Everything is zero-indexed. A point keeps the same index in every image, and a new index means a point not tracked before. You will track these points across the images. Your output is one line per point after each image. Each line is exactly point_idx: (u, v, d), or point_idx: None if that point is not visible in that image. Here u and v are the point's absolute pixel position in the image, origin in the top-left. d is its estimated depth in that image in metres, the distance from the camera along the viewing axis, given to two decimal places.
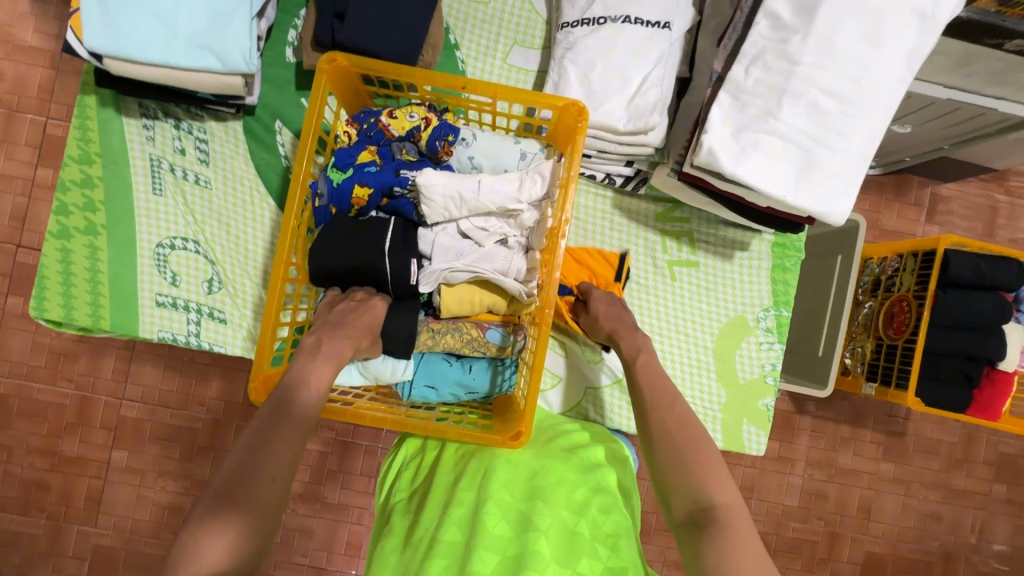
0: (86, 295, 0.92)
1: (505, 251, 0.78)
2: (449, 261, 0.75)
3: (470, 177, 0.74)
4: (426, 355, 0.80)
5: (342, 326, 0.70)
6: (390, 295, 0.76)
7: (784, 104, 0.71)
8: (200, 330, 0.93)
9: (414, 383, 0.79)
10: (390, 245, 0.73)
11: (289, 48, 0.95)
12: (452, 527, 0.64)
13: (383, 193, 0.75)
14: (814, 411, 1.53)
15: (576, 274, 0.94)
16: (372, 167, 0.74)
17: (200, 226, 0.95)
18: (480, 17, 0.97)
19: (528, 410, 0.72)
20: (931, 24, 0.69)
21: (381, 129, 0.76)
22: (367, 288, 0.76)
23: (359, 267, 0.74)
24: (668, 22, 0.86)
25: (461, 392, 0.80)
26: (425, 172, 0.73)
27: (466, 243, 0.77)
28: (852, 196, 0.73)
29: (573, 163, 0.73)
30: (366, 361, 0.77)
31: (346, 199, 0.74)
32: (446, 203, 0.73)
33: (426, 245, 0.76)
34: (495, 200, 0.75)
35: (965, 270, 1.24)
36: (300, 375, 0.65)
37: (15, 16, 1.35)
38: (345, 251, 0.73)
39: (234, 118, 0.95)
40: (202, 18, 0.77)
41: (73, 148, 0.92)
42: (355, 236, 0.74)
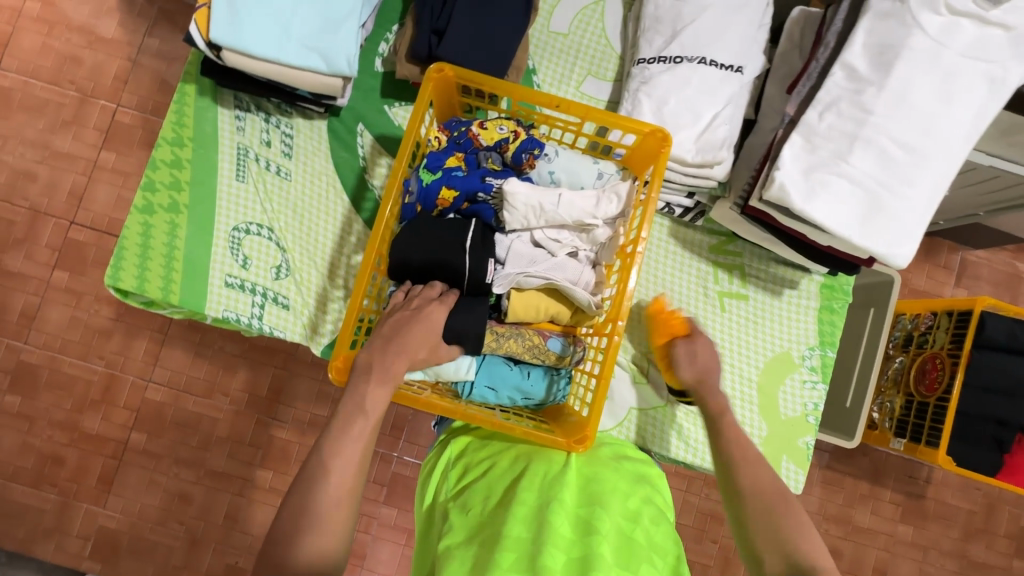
0: (160, 270, 0.95)
1: (575, 263, 0.81)
2: (523, 266, 0.79)
3: (552, 190, 0.78)
4: (488, 356, 0.82)
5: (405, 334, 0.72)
6: (464, 293, 0.79)
7: (855, 148, 0.75)
8: (263, 313, 0.96)
9: (475, 383, 0.81)
10: (471, 246, 0.77)
11: (378, 59, 1.01)
12: (517, 523, 0.63)
13: (467, 197, 0.80)
14: (829, 463, 1.55)
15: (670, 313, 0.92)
16: (460, 172, 0.79)
17: (276, 214, 0.99)
18: (558, 47, 1.04)
19: (594, 415, 0.75)
20: (999, 88, 0.73)
21: (472, 138, 0.80)
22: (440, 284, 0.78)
23: (438, 262, 0.77)
24: (741, 66, 0.92)
25: (518, 396, 0.82)
26: (511, 181, 0.78)
27: (539, 250, 0.81)
28: (915, 239, 0.76)
29: (653, 186, 0.77)
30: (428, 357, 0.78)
31: (432, 199, 0.79)
32: (527, 212, 0.78)
33: (502, 250, 0.81)
34: (573, 214, 0.79)
35: (1001, 331, 1.28)
36: (351, 406, 0.66)
37: (101, 13, 1.48)
38: (429, 247, 0.77)
39: (320, 117, 1.01)
40: (316, 23, 0.83)
41: (168, 131, 0.98)
42: (440, 235, 0.77)
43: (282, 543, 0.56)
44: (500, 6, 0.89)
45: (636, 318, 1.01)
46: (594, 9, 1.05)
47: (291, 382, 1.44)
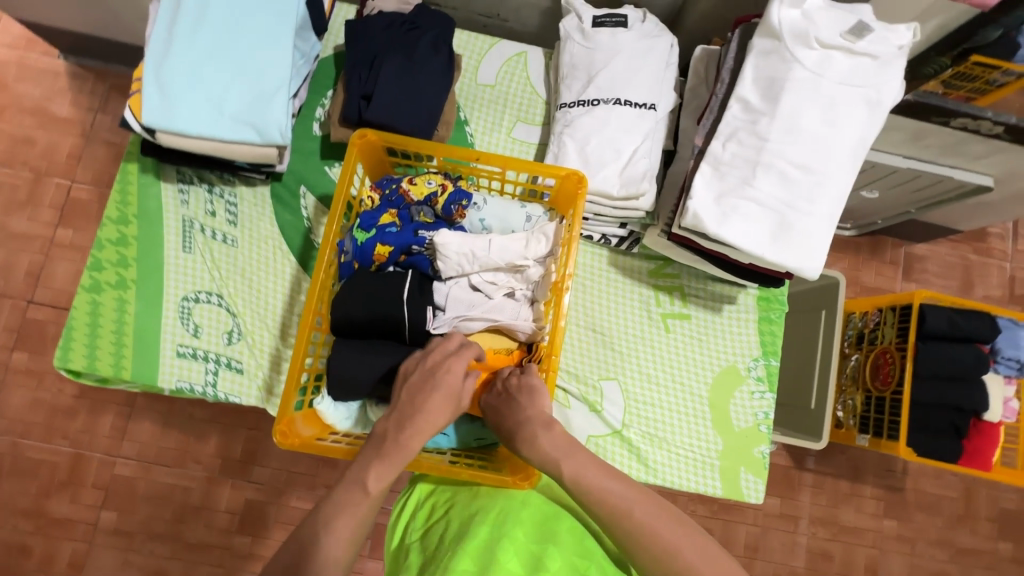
0: (111, 346, 0.96)
1: (513, 304, 0.85)
2: (462, 310, 0.83)
3: (482, 236, 0.82)
4: None
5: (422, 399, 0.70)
6: (407, 343, 0.82)
7: (758, 173, 0.81)
8: (217, 379, 0.97)
9: None
10: (408, 297, 0.80)
11: (316, 123, 1.06)
12: (468, 559, 0.65)
13: (402, 251, 0.83)
14: (814, 467, 1.61)
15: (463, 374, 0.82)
16: (393, 228, 0.83)
17: (224, 280, 1.01)
18: (487, 98, 1.10)
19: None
20: (876, 107, 0.80)
21: (403, 194, 0.85)
22: (385, 336, 0.81)
23: (377, 317, 0.79)
24: (654, 103, 0.98)
25: (471, 439, 0.86)
26: (441, 232, 0.81)
27: (477, 294, 0.84)
28: (824, 251, 0.82)
29: (574, 224, 0.83)
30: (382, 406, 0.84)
31: (368, 256, 0.83)
32: (460, 259, 0.81)
33: (440, 297, 0.83)
34: (504, 257, 0.83)
35: (940, 322, 1.36)
36: (352, 483, 0.65)
37: (53, 93, 1.52)
38: (366, 302, 0.79)
39: (263, 184, 1.04)
40: (246, 98, 0.87)
41: (111, 210, 1.00)
42: (378, 290, 0.80)
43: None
44: (422, 66, 0.95)
45: (585, 346, 1.04)
46: (518, 60, 1.12)
47: (265, 442, 1.43)
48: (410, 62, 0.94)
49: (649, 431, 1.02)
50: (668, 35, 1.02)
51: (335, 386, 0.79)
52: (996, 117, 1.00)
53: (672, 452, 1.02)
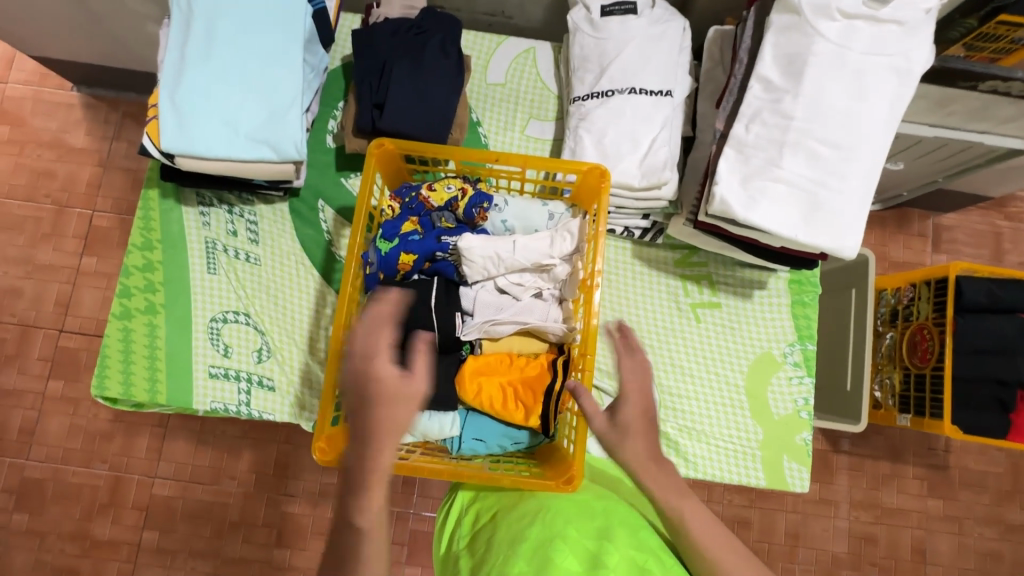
0: (145, 371, 0.97)
1: (542, 303, 0.85)
2: (491, 313, 0.83)
3: (505, 238, 0.83)
4: (472, 411, 0.83)
5: (368, 441, 0.58)
6: (439, 350, 0.81)
7: (785, 154, 0.78)
8: (250, 398, 0.98)
9: (462, 437, 0.82)
10: (436, 304, 0.81)
11: (329, 136, 1.06)
12: (521, 564, 0.63)
13: (426, 257, 0.83)
14: (850, 449, 1.57)
15: (493, 391, 0.80)
16: (416, 235, 0.83)
17: (250, 299, 1.01)
18: (497, 97, 1.09)
19: (577, 452, 0.76)
20: (906, 77, 0.77)
21: (423, 201, 0.85)
22: (416, 345, 0.81)
23: (407, 326, 0.79)
24: (669, 90, 0.96)
25: (508, 442, 0.83)
26: (465, 238, 0.82)
27: (504, 296, 0.84)
28: (858, 229, 0.79)
29: (599, 219, 0.81)
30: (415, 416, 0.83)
31: (393, 265, 0.83)
32: (485, 262, 0.82)
33: (468, 302, 0.85)
34: (529, 257, 0.83)
35: (978, 293, 1.32)
36: (341, 530, 0.58)
37: (70, 124, 1.55)
38: (395, 311, 0.79)
39: (281, 200, 1.04)
40: (260, 116, 0.86)
41: (136, 236, 1.01)
42: (407, 298, 0.80)
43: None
44: (431, 69, 0.94)
45: (614, 341, 1.02)
46: (526, 57, 1.10)
47: (297, 456, 1.43)
48: (419, 67, 0.93)
49: (685, 425, 1.00)
50: (679, 19, 0.99)
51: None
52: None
53: (711, 445, 1.00)
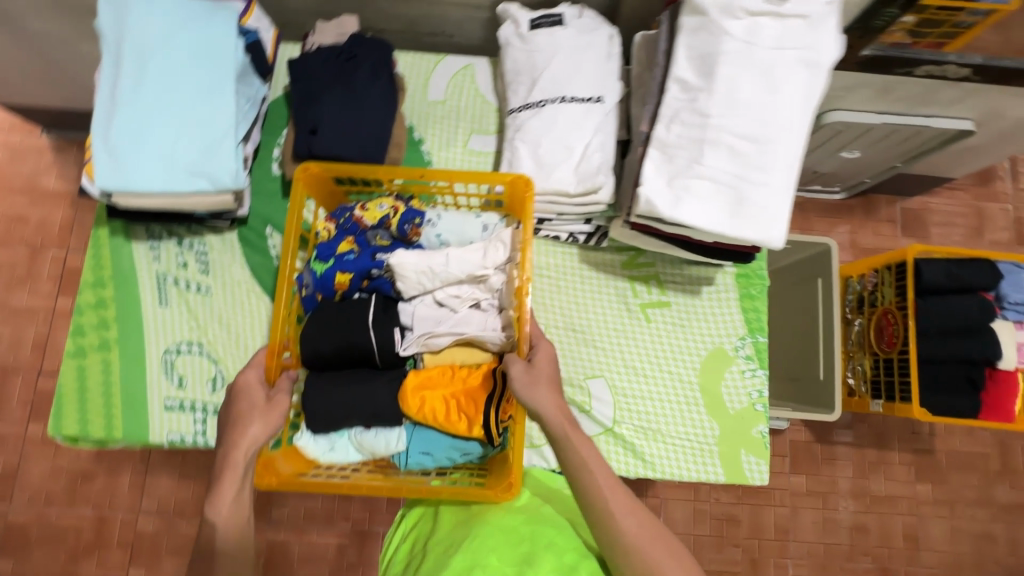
0: (102, 408, 0.98)
1: (480, 314, 0.86)
2: (429, 327, 0.83)
3: (439, 252, 0.84)
4: (419, 425, 0.82)
5: (236, 428, 0.73)
6: (382, 367, 0.82)
7: (706, 151, 0.80)
8: (207, 427, 0.98)
9: (409, 452, 0.82)
10: (373, 322, 0.82)
11: (274, 163, 1.07)
12: None
13: (362, 275, 0.85)
14: (852, 441, 1.57)
15: (435, 404, 0.79)
16: (350, 255, 0.85)
17: (202, 329, 1.02)
18: (440, 115, 1.11)
19: (517, 459, 0.79)
20: (817, 68, 0.78)
21: (356, 220, 0.88)
22: (356, 362, 0.83)
23: (346, 345, 0.81)
24: (600, 96, 0.98)
25: (456, 454, 0.82)
26: (397, 254, 0.83)
27: (442, 309, 0.85)
28: (784, 220, 0.80)
29: (525, 232, 0.83)
30: (361, 434, 0.83)
31: (329, 284, 0.86)
32: (420, 277, 0.83)
33: (407, 317, 0.85)
34: (464, 269, 0.83)
35: (938, 275, 1.33)
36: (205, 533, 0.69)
37: (40, 167, 1.57)
38: (331, 331, 0.81)
39: (230, 229, 1.05)
40: (193, 148, 0.88)
41: (88, 275, 1.02)
42: (342, 316, 0.82)
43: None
44: (365, 93, 0.96)
45: (566, 347, 1.03)
46: (465, 73, 1.12)
47: None
48: (351, 92, 0.95)
49: (642, 425, 1.00)
50: (606, 27, 1.01)
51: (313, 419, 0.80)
52: (961, 59, 0.99)
53: (669, 444, 1.00)
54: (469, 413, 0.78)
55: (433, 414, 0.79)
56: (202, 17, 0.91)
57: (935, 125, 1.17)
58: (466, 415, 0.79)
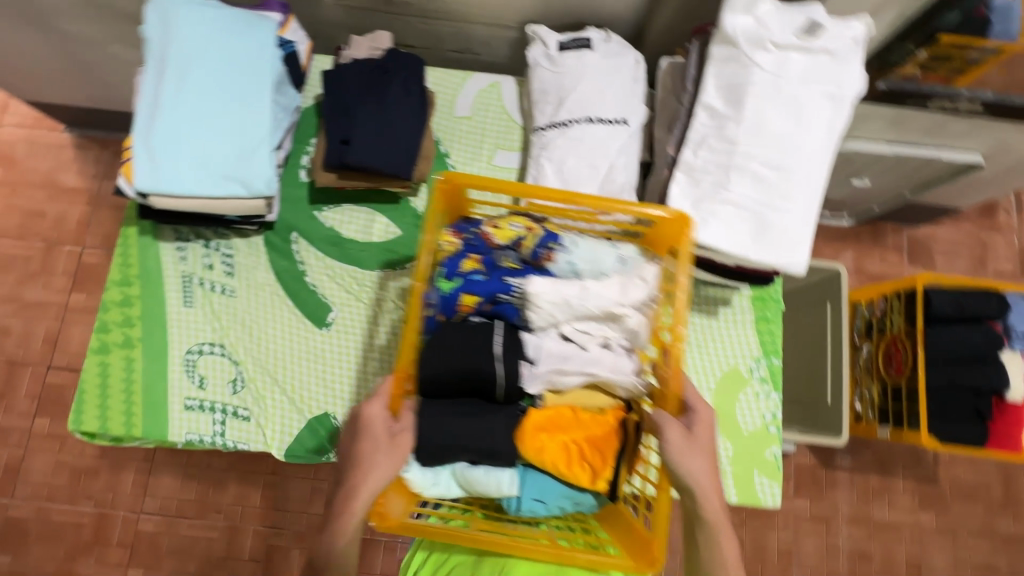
0: (122, 405, 0.99)
1: (612, 355, 0.77)
2: (555, 363, 0.75)
3: (574, 282, 0.77)
4: (532, 468, 0.75)
5: (360, 467, 0.67)
6: (501, 402, 0.74)
7: (731, 177, 0.82)
8: (225, 428, 0.99)
9: (521, 499, 0.74)
10: (502, 351, 0.74)
11: (302, 170, 1.09)
12: None
13: (488, 300, 0.78)
14: (850, 466, 1.57)
15: (557, 451, 0.72)
16: (479, 275, 0.80)
17: (225, 331, 1.03)
18: (466, 130, 1.14)
19: (656, 534, 0.70)
20: (840, 102, 0.81)
21: (485, 238, 0.82)
22: (471, 393, 0.74)
23: (467, 374, 0.73)
24: (624, 119, 1.00)
25: (569, 504, 0.75)
26: (533, 280, 0.77)
27: (569, 345, 0.76)
28: (807, 247, 0.82)
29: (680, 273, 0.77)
30: (468, 471, 0.74)
31: (454, 305, 0.79)
32: (553, 308, 0.76)
33: (532, 350, 0.76)
34: (601, 303, 0.77)
35: (946, 304, 1.35)
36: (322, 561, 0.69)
37: (60, 164, 1.59)
38: (457, 357, 0.73)
39: (256, 233, 1.07)
40: (230, 154, 0.90)
41: (115, 273, 1.04)
42: (468, 340, 0.74)
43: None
44: (397, 108, 0.98)
45: None
46: (491, 90, 1.15)
47: (282, 487, 1.43)
48: (382, 107, 0.98)
49: None
50: (632, 53, 1.04)
51: (420, 450, 0.71)
52: (971, 95, 1.04)
53: None
54: (599, 466, 0.72)
55: (558, 464, 0.72)
56: (245, 28, 0.94)
57: (945, 156, 1.19)
58: (598, 470, 0.72)
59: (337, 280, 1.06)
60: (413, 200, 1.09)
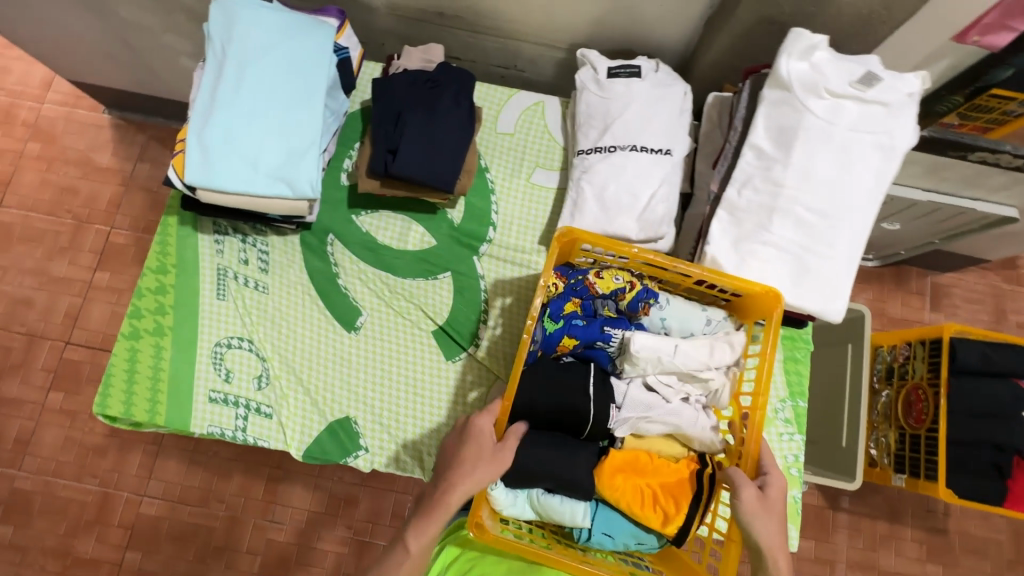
0: (147, 392, 1.00)
1: (691, 409, 0.82)
2: (641, 411, 0.81)
3: (668, 340, 0.82)
4: (603, 503, 0.82)
5: (460, 469, 0.73)
6: (584, 439, 0.82)
7: (775, 219, 0.82)
8: (247, 424, 0.99)
9: (592, 530, 0.82)
10: (594, 393, 0.81)
11: (344, 173, 1.11)
12: None
13: (586, 344, 0.84)
14: (850, 507, 1.56)
15: (629, 490, 0.79)
16: (580, 321, 0.84)
17: (255, 326, 1.04)
18: (507, 146, 1.15)
19: None
20: (891, 153, 0.80)
21: (589, 286, 0.85)
22: (564, 426, 0.82)
23: (563, 409, 0.80)
24: (669, 149, 1.01)
25: (633, 542, 0.82)
26: (631, 334, 0.82)
27: (654, 395, 0.82)
28: (846, 294, 0.82)
29: (769, 348, 0.80)
30: (545, 498, 0.81)
31: (554, 345, 0.84)
32: (647, 361, 0.81)
33: (618, 394, 0.82)
34: (689, 362, 0.82)
35: (972, 355, 1.33)
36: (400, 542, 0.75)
37: (97, 144, 1.62)
38: (553, 395, 0.80)
39: (293, 233, 1.08)
40: (279, 156, 0.91)
41: (152, 260, 1.05)
42: (564, 381, 0.81)
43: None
44: (445, 122, 1.00)
45: None
46: (535, 109, 1.16)
47: (287, 482, 1.43)
48: (431, 120, 0.99)
49: None
50: (680, 84, 1.05)
51: (511, 473, 0.79)
52: (1016, 151, 0.98)
53: None
54: (666, 510, 0.77)
55: (631, 502, 0.78)
56: (304, 33, 0.95)
57: (981, 208, 1.18)
58: (667, 514, 0.77)
59: (369, 284, 1.07)
60: (451, 211, 1.10)
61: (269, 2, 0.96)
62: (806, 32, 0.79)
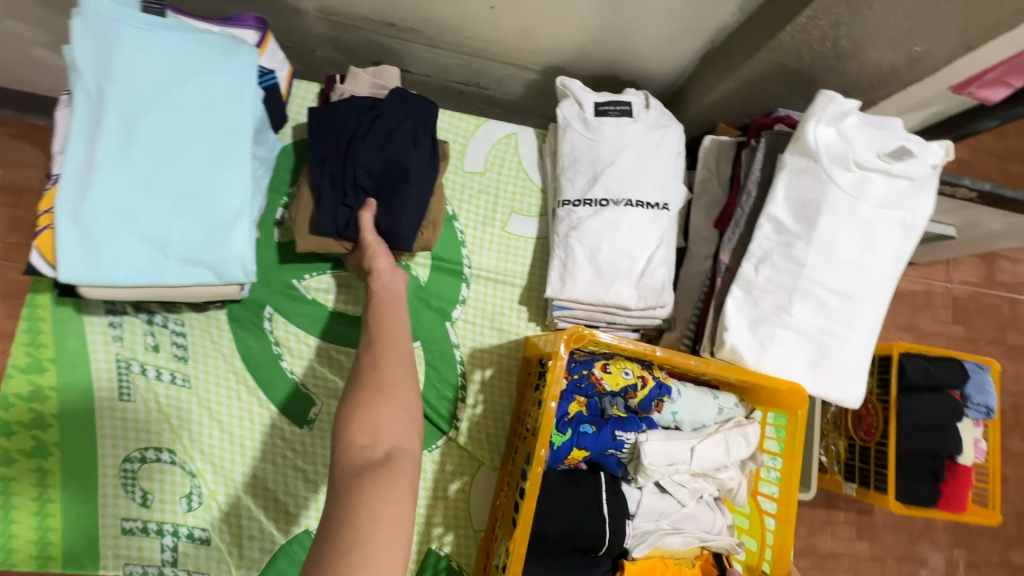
0: (32, 532, 0.77)
1: (707, 510, 0.78)
2: (656, 519, 0.76)
3: (684, 444, 0.75)
4: None
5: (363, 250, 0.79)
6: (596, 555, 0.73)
7: (795, 300, 0.74)
8: (178, 557, 0.81)
9: None
10: (609, 510, 0.72)
11: (277, 228, 0.89)
12: None
13: (597, 453, 0.75)
14: None
15: None
16: (589, 428, 0.75)
17: (176, 433, 0.83)
18: (476, 186, 0.98)
19: None
20: (911, 231, 0.75)
21: (595, 383, 0.75)
22: (579, 549, 0.72)
23: (574, 532, 0.71)
24: (666, 203, 0.90)
25: None
26: (646, 437, 0.74)
27: (668, 500, 0.76)
28: (862, 379, 0.77)
29: (795, 443, 0.80)
30: None
31: (561, 460, 0.74)
32: (664, 466, 0.74)
33: (631, 503, 0.75)
34: (708, 464, 0.76)
35: (916, 374, 1.30)
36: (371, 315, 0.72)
37: None
38: (564, 519, 0.70)
39: (216, 307, 0.86)
40: (196, 232, 0.69)
41: (17, 356, 0.79)
42: (574, 499, 0.72)
43: (343, 481, 0.56)
44: (409, 170, 0.81)
45: None
46: (508, 143, 1.00)
47: None
48: (389, 168, 0.81)
49: None
50: (675, 124, 0.93)
51: None
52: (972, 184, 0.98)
53: None
54: None
55: None
56: (215, 61, 0.71)
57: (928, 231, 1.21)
58: None
59: (322, 368, 0.88)
60: (414, 268, 0.94)
61: (166, 18, 0.71)
62: (837, 98, 0.72)
